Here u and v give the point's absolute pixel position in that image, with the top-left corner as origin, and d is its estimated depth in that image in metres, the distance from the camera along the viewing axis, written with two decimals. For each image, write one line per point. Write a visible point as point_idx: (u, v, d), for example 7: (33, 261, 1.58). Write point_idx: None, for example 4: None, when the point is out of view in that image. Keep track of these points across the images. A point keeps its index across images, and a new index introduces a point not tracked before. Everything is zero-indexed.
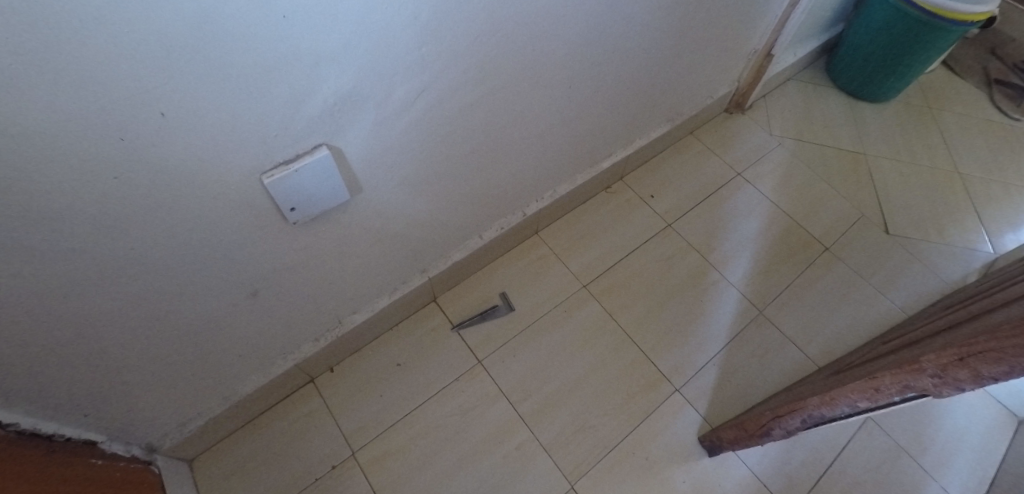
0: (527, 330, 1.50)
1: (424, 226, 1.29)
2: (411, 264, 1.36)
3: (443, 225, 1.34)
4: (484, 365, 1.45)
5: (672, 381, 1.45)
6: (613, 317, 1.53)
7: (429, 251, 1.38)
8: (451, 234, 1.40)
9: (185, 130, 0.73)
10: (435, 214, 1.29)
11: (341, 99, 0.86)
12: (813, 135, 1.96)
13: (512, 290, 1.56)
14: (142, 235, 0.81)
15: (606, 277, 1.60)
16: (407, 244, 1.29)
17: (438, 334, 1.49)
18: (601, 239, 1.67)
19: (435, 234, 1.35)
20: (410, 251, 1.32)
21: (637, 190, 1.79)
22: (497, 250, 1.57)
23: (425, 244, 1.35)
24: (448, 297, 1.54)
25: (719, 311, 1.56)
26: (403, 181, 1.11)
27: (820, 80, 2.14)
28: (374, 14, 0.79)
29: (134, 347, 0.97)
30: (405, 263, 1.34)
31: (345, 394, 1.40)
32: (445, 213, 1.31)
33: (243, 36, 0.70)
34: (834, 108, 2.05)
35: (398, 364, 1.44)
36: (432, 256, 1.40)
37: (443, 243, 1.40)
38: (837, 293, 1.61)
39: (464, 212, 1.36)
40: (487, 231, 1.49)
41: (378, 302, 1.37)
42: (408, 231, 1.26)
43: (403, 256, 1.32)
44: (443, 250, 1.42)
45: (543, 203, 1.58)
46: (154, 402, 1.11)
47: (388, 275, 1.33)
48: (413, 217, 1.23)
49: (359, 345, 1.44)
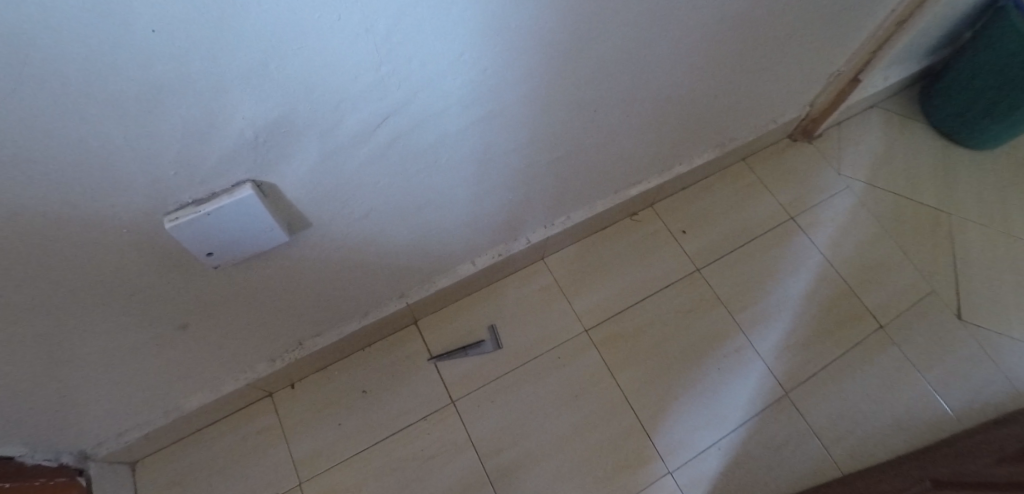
0: (514, 373, 1.35)
1: (399, 256, 1.09)
2: (386, 292, 1.20)
3: (425, 252, 1.14)
4: (457, 407, 1.32)
5: (665, 461, 1.32)
6: (611, 373, 1.38)
7: (408, 277, 1.19)
8: (438, 261, 1.21)
9: (37, 176, 0.54)
10: (414, 242, 1.08)
11: (265, 130, 0.64)
12: (888, 183, 1.68)
13: (505, 323, 1.39)
14: (14, 277, 0.64)
15: (611, 323, 1.43)
16: (381, 272, 1.11)
17: (413, 362, 1.34)
18: (616, 276, 1.49)
19: (414, 261, 1.15)
20: (384, 280, 1.15)
21: (668, 223, 1.58)
22: (493, 276, 1.39)
23: (400, 271, 1.15)
24: (432, 320, 1.38)
25: (737, 388, 1.41)
26: (367, 213, 0.90)
27: (909, 112, 1.81)
28: (301, 26, 0.56)
29: (53, 376, 0.84)
30: (377, 290, 1.16)
31: (303, 416, 1.29)
32: (425, 240, 1.10)
33: (93, 61, 0.48)
34: (918, 151, 1.74)
35: (365, 390, 1.31)
36: (407, 281, 1.21)
37: (423, 270, 1.20)
38: (876, 385, 1.41)
39: (450, 239, 1.15)
40: (481, 256, 1.30)
41: (347, 326, 1.23)
42: (378, 262, 1.07)
43: (377, 284, 1.14)
44: (423, 277, 1.23)
45: (554, 230, 1.37)
46: (90, 414, 1.00)
47: (359, 302, 1.17)
48: (384, 247, 1.03)
49: (326, 362, 1.31)
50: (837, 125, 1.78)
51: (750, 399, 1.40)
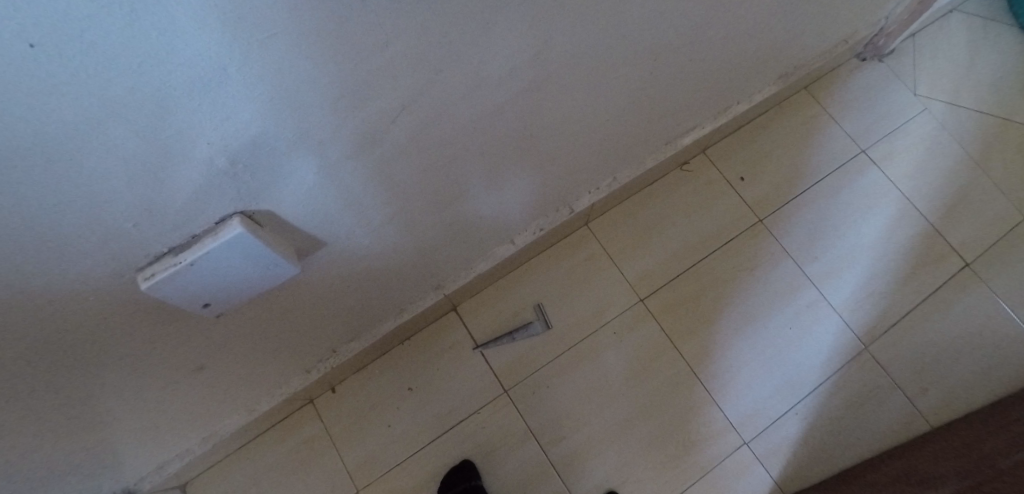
0: (568, 354, 1.23)
1: (426, 253, 0.95)
2: (416, 289, 1.06)
3: (458, 242, 0.99)
4: (511, 396, 1.20)
5: (740, 432, 1.19)
6: (672, 343, 1.24)
7: (440, 270, 1.06)
8: (475, 246, 1.06)
9: None
10: (442, 236, 0.93)
11: (243, 152, 0.48)
12: (973, 100, 1.45)
13: (552, 301, 1.25)
14: None
15: (670, 288, 1.28)
16: (409, 269, 0.96)
17: (457, 353, 1.23)
18: (671, 235, 1.32)
19: (444, 254, 1.00)
20: (413, 279, 1.01)
21: (724, 169, 1.39)
22: (535, 250, 1.24)
23: (430, 266, 1.01)
24: (471, 306, 1.25)
25: (810, 345, 1.26)
26: (383, 219, 0.75)
27: (997, 14, 1.54)
28: (269, 13, 0.39)
29: (69, 441, 0.74)
30: (405, 289, 1.03)
31: (349, 420, 1.21)
32: (455, 231, 0.95)
33: None
34: (1009, 54, 1.49)
35: (410, 388, 1.21)
36: (437, 274, 1.06)
37: (454, 260, 1.05)
38: (961, 338, 1.27)
39: (483, 225, 1.00)
40: (519, 234, 1.14)
41: (376, 327, 1.09)
42: (403, 263, 0.92)
43: (405, 284, 1.01)
44: (454, 267, 1.08)
45: (599, 195, 1.20)
46: (130, 454, 0.93)
47: (389, 303, 1.03)
48: (407, 248, 0.88)
49: (364, 363, 1.21)
50: (909, 40, 1.51)
51: (826, 357, 1.26)
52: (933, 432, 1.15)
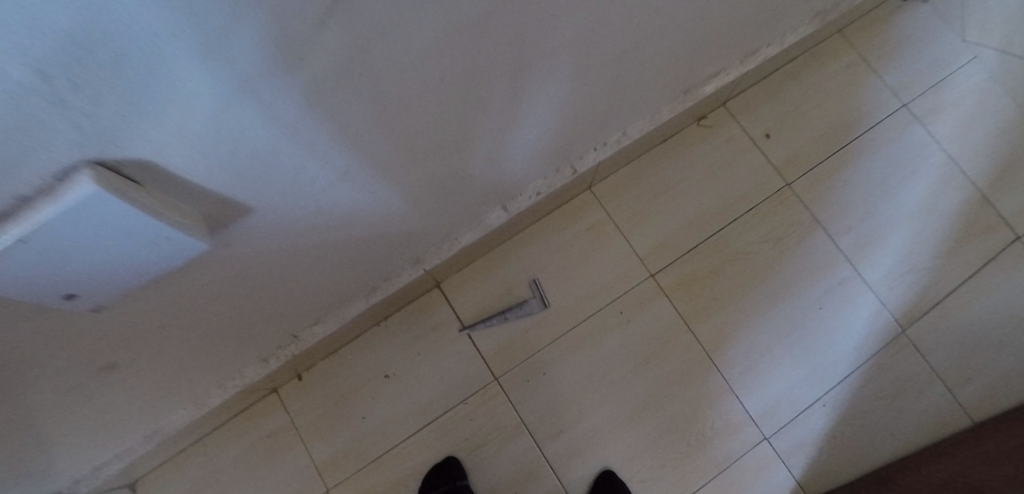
0: (568, 336, 1.07)
1: (397, 225, 0.78)
2: (388, 266, 0.89)
3: (438, 210, 0.82)
4: (502, 384, 1.06)
5: (760, 426, 1.06)
6: (686, 324, 1.08)
7: (416, 243, 0.88)
8: (460, 212, 0.88)
9: None
10: (415, 203, 0.75)
11: (64, 61, 0.30)
12: None
13: (550, 276, 1.09)
14: None
15: (684, 262, 1.12)
16: (378, 243, 0.79)
17: (440, 336, 1.07)
18: (686, 201, 1.15)
19: (419, 224, 0.82)
20: (383, 254, 0.84)
21: (747, 126, 1.21)
22: (531, 218, 1.06)
23: (402, 239, 0.84)
24: (456, 282, 1.09)
25: (841, 329, 1.12)
26: (329, 181, 0.57)
27: None
28: None
29: None
30: (374, 266, 0.86)
31: (319, 411, 1.06)
32: (432, 197, 0.77)
33: None
34: None
35: (389, 375, 1.06)
36: (412, 249, 0.89)
37: (432, 231, 0.88)
38: (1010, 319, 1.13)
39: (467, 189, 0.82)
40: (512, 201, 0.96)
41: (341, 310, 0.93)
42: (368, 236, 0.75)
43: (374, 261, 0.84)
44: (433, 239, 0.91)
45: (606, 154, 1.01)
46: (53, 467, 0.78)
47: (355, 281, 0.87)
48: (370, 217, 0.70)
49: (335, 347, 1.06)
50: None
51: (858, 343, 1.12)
52: (976, 429, 1.02)
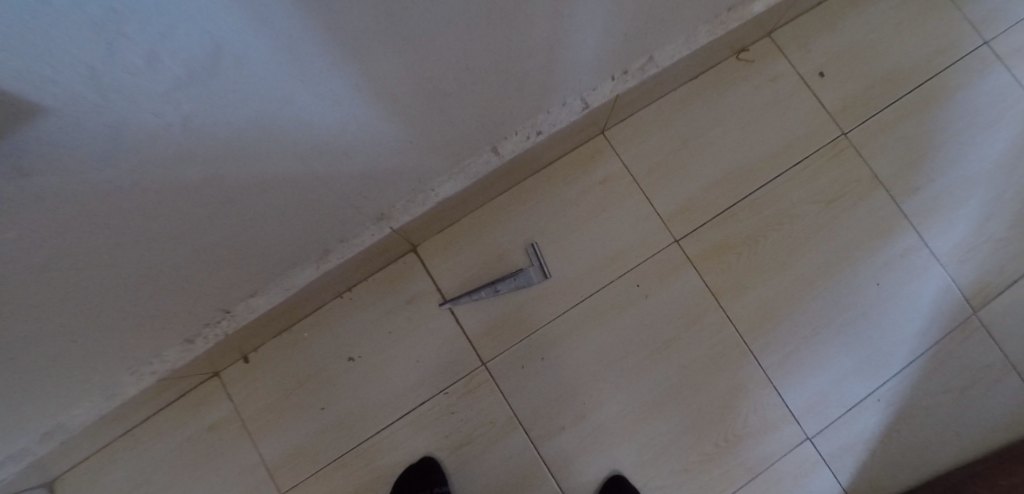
0: (573, 315, 0.87)
1: (337, 165, 0.56)
2: (340, 225, 0.69)
3: (402, 148, 0.60)
4: (491, 371, 0.87)
5: (802, 424, 0.87)
6: (716, 300, 0.88)
7: (372, 194, 0.66)
8: (434, 156, 0.66)
9: None
10: (356, 128, 0.52)
11: None
12: None
13: (551, 240, 0.89)
14: None
15: (717, 226, 0.90)
16: (321, 191, 0.59)
17: (416, 312, 0.88)
18: (721, 151, 0.93)
19: (372, 167, 0.60)
20: (328, 208, 0.63)
21: (796, 61, 0.99)
22: (529, 168, 0.85)
23: (352, 188, 0.62)
24: (436, 247, 0.89)
25: (902, 308, 0.92)
26: (186, 69, 0.36)
27: None
28: None
29: None
30: (318, 225, 0.66)
31: (270, 399, 0.88)
32: (385, 125, 0.55)
33: None
34: None
35: (353, 357, 0.88)
36: (369, 203, 0.67)
37: (394, 180, 0.66)
38: None
39: (440, 119, 0.60)
40: (503, 143, 0.74)
41: (280, 279, 0.73)
42: (295, 178, 0.54)
43: (316, 217, 0.63)
44: (395, 191, 0.69)
45: (626, 86, 0.80)
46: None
47: (296, 243, 0.67)
48: (286, 146, 0.48)
49: (287, 324, 0.87)
50: None
51: (921, 326, 0.92)
52: None
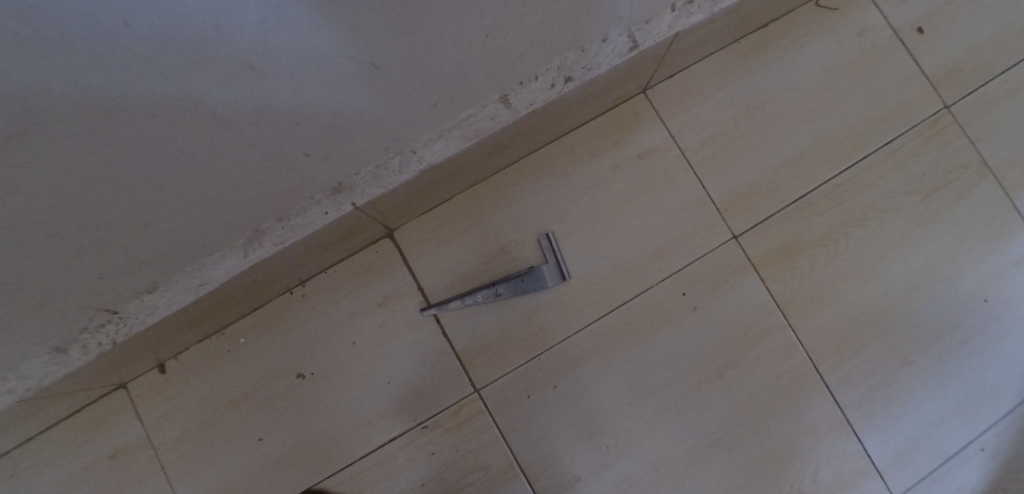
0: (596, 330, 0.67)
1: (239, 88, 0.33)
2: (273, 199, 0.47)
3: (355, 78, 0.38)
4: (486, 401, 0.66)
5: (885, 480, 0.67)
6: (782, 317, 0.68)
7: (316, 153, 0.43)
8: (409, 101, 0.44)
9: None
10: (253, 12, 0.29)
11: None
12: None
13: (571, 231, 0.68)
14: None
15: (788, 220, 0.69)
16: (226, 141, 0.37)
17: (389, 318, 0.67)
18: (794, 122, 0.71)
19: (310, 104, 0.38)
20: (245, 170, 0.41)
21: (892, 11, 0.76)
22: (546, 132, 0.63)
23: (279, 139, 0.39)
24: (418, 234, 0.67)
25: (1018, 334, 0.71)
26: None
27: None
28: None
29: None
30: (233, 196, 0.44)
31: (193, 423, 0.68)
32: (316, 20, 0.31)
33: None
34: None
35: (304, 374, 0.67)
36: (313, 167, 0.45)
37: (351, 132, 0.43)
38: None
39: (416, 27, 0.36)
40: (515, 89, 0.51)
41: (187, 269, 0.51)
42: (152, 95, 0.31)
43: (227, 181, 0.41)
44: (353, 152, 0.46)
45: (688, 23, 0.57)
46: None
47: (203, 221, 0.45)
48: (94, 10, 0.25)
49: (218, 326, 0.66)
50: None
51: None
52: None
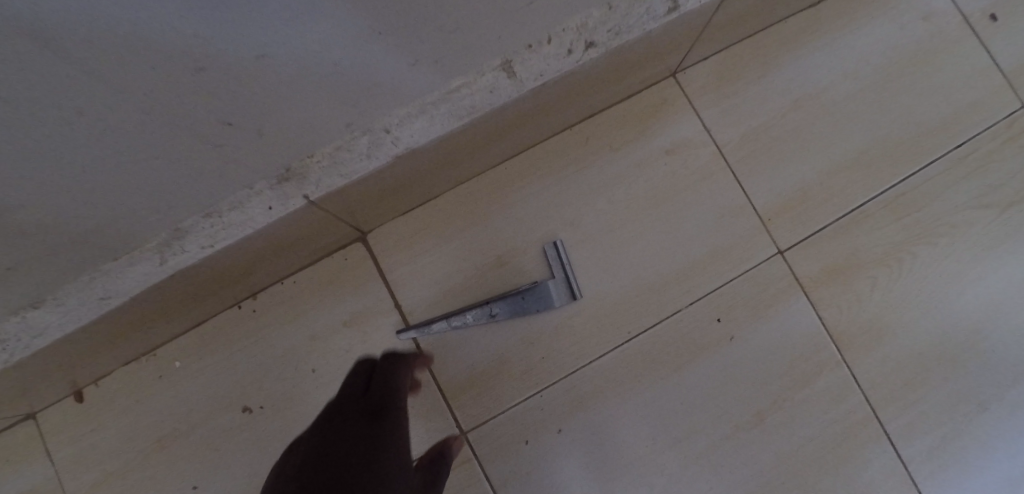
0: (610, 363, 0.55)
1: (93, 7, 0.21)
2: (192, 186, 0.35)
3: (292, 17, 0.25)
4: (475, 445, 0.54)
5: None
6: (836, 350, 0.56)
7: (241, 122, 0.31)
8: (374, 59, 0.31)
9: None
10: None
11: None
12: None
13: (582, 240, 0.56)
14: None
15: (843, 233, 0.58)
16: (94, 94, 0.25)
17: (358, 341, 0.55)
18: (852, 117, 0.59)
19: (220, 47, 0.25)
20: (134, 139, 0.29)
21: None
22: (556, 118, 0.52)
23: (177, 95, 0.27)
24: (397, 238, 0.55)
25: None
26: None
27: None
28: None
29: None
30: (127, 179, 0.32)
31: (112, 466, 0.55)
32: None
33: None
34: None
35: (250, 409, 0.55)
36: (240, 143, 0.33)
37: (291, 94, 0.31)
38: None
39: None
40: (521, 54, 0.39)
41: (85, 278, 0.39)
42: None
43: (111, 157, 0.29)
44: (297, 126, 0.34)
45: None
46: None
47: (91, 212, 0.33)
48: None
49: (148, 346, 0.54)
50: None
51: None
52: None
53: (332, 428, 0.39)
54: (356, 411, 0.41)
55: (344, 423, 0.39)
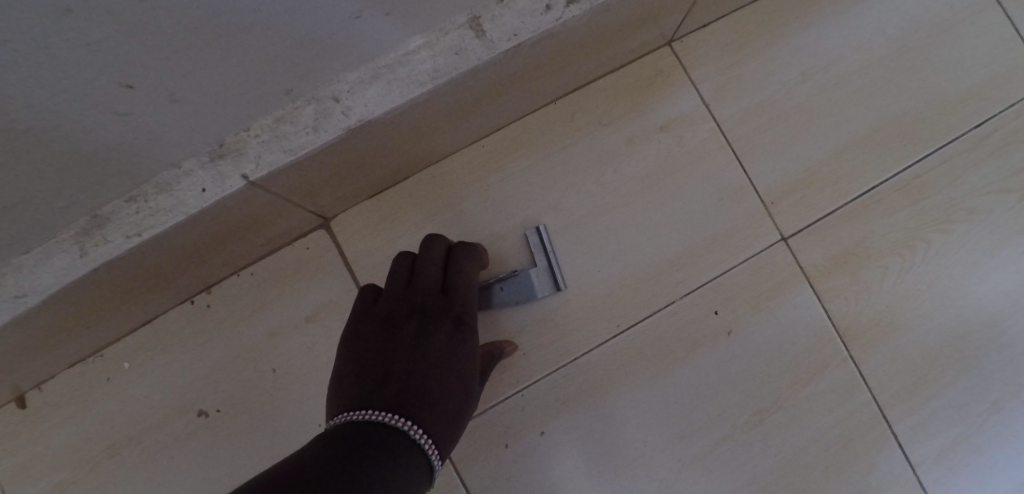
0: (598, 360, 0.50)
1: None
2: (101, 162, 0.30)
3: None
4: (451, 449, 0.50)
5: None
6: (844, 345, 0.52)
7: (144, 84, 0.26)
8: (308, 7, 0.26)
9: None
10: None
11: None
12: None
13: (568, 226, 0.51)
14: None
15: (852, 218, 0.53)
16: None
17: (323, 337, 0.50)
18: (863, 91, 0.54)
19: None
20: (14, 106, 0.24)
21: None
22: (539, 90, 0.46)
23: (65, 49, 0.23)
24: (365, 224, 0.50)
25: None
26: None
27: None
28: None
29: None
30: (16, 158, 0.27)
31: (56, 477, 0.50)
32: None
33: None
34: None
35: (206, 413, 0.50)
36: (151, 111, 0.28)
37: (202, 50, 0.26)
38: None
39: None
40: (490, 10, 0.35)
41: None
42: None
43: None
44: (219, 90, 0.29)
45: None
46: None
47: None
48: None
49: (91, 346, 0.49)
50: None
51: None
52: None
53: (420, 327, 0.42)
54: (441, 310, 0.44)
55: (429, 323, 0.43)
